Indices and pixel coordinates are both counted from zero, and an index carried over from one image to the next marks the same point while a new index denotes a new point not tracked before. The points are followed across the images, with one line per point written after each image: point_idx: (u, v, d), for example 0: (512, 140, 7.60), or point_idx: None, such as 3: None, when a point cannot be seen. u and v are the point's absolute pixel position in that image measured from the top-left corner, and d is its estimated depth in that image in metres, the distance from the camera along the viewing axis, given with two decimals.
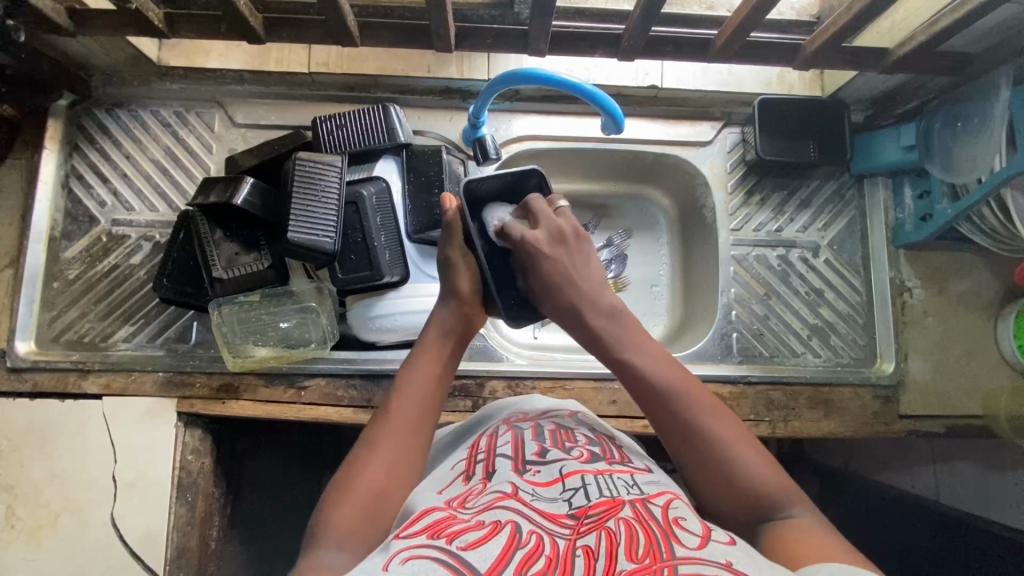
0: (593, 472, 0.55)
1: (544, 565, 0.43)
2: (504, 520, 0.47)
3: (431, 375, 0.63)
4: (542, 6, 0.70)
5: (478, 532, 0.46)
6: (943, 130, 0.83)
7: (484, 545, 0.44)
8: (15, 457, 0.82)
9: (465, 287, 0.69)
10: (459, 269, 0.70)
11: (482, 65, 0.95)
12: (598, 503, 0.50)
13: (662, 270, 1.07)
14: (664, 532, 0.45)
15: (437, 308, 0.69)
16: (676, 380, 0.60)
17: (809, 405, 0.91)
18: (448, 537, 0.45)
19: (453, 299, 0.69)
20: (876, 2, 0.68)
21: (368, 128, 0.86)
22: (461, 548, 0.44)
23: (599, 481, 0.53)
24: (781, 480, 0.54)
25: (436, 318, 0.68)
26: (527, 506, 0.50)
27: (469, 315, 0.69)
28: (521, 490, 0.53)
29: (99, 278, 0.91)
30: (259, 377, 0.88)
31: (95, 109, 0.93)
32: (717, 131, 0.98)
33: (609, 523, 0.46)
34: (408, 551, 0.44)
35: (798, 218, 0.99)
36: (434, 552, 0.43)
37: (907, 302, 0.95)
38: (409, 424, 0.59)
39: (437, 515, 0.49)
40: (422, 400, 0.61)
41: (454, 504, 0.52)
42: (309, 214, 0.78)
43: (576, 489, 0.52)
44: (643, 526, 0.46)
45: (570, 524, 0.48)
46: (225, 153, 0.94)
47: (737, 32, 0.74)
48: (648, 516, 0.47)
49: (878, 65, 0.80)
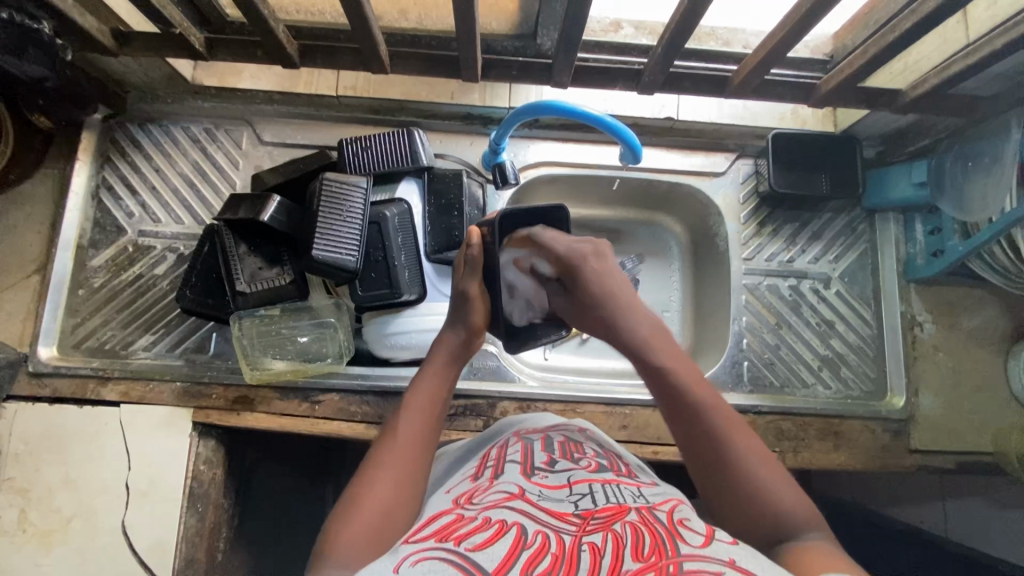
0: (601, 481, 0.56)
1: (550, 562, 0.43)
2: (510, 521, 0.48)
3: (431, 398, 0.64)
4: (568, 41, 0.73)
5: (484, 533, 0.47)
6: (954, 168, 0.84)
7: (491, 546, 0.45)
8: (30, 461, 0.83)
9: (480, 320, 0.71)
10: (475, 303, 0.72)
11: (503, 92, 0.97)
12: (605, 508, 0.51)
13: (674, 296, 1.09)
14: (669, 532, 0.47)
15: (443, 333, 0.71)
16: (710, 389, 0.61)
17: (818, 436, 0.91)
18: (456, 540, 0.46)
19: (465, 329, 0.71)
20: (890, 47, 0.71)
21: (392, 150, 0.88)
22: (469, 549, 0.44)
23: (606, 489, 0.54)
24: (810, 509, 0.54)
25: (443, 341, 0.70)
26: (534, 505, 0.51)
27: (471, 341, 0.71)
28: (528, 491, 0.53)
29: (123, 287, 0.93)
30: (274, 390, 0.89)
31: (128, 123, 0.97)
32: (731, 162, 1.00)
33: (615, 526, 0.47)
34: (417, 555, 0.44)
35: (809, 249, 1.00)
36: (442, 555, 0.44)
37: (918, 337, 0.96)
38: (410, 442, 0.60)
39: (445, 519, 0.50)
40: (426, 418, 0.62)
41: (461, 502, 0.53)
42: (333, 233, 0.80)
43: (583, 494, 0.53)
44: (649, 529, 0.47)
45: (576, 521, 0.49)
46: (251, 169, 0.97)
47: (755, 72, 0.77)
48: (653, 520, 0.49)
49: (891, 105, 0.82)
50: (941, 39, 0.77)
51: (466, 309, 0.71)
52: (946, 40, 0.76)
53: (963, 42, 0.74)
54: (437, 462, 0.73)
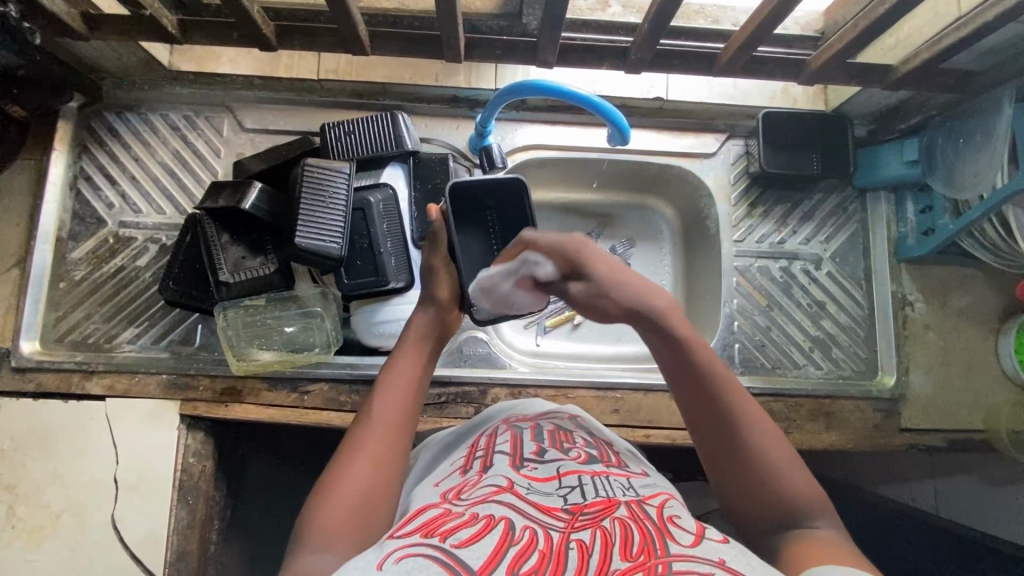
0: (590, 473, 0.55)
1: (537, 560, 0.43)
2: (498, 516, 0.47)
3: (405, 381, 0.63)
4: (551, 18, 0.71)
5: (471, 528, 0.46)
6: (945, 146, 0.84)
7: (477, 543, 0.44)
8: (16, 457, 0.82)
9: (446, 294, 0.71)
10: (440, 276, 0.72)
11: (489, 74, 0.95)
12: (594, 502, 0.50)
13: (666, 279, 1.08)
14: (659, 529, 0.46)
15: (414, 311, 0.70)
16: (728, 379, 0.58)
17: (809, 417, 0.91)
18: (441, 536, 0.45)
19: (432, 304, 0.70)
20: (881, 21, 0.69)
21: (377, 134, 0.87)
22: (454, 546, 0.44)
23: (596, 481, 0.54)
24: (818, 493, 0.53)
25: (415, 321, 0.69)
26: (523, 500, 0.50)
27: (444, 318, 0.70)
28: (517, 484, 0.53)
29: (105, 280, 0.91)
30: (262, 380, 0.88)
31: (105, 112, 0.94)
32: (721, 143, 0.99)
33: (605, 522, 0.47)
34: (402, 550, 0.44)
35: (801, 230, 0.99)
36: (427, 552, 0.43)
37: (909, 316, 0.95)
38: (390, 423, 0.59)
39: (432, 512, 0.50)
40: (404, 398, 0.61)
41: (449, 497, 0.53)
42: (316, 220, 0.78)
43: (572, 487, 0.53)
44: (639, 525, 0.47)
45: (565, 517, 0.48)
46: (233, 157, 0.95)
47: (744, 47, 0.75)
48: (643, 515, 0.48)
49: (882, 81, 0.81)
50: (931, 12, 0.76)
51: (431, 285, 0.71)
52: (937, 13, 0.75)
53: (955, 14, 0.72)
54: (423, 451, 0.72)
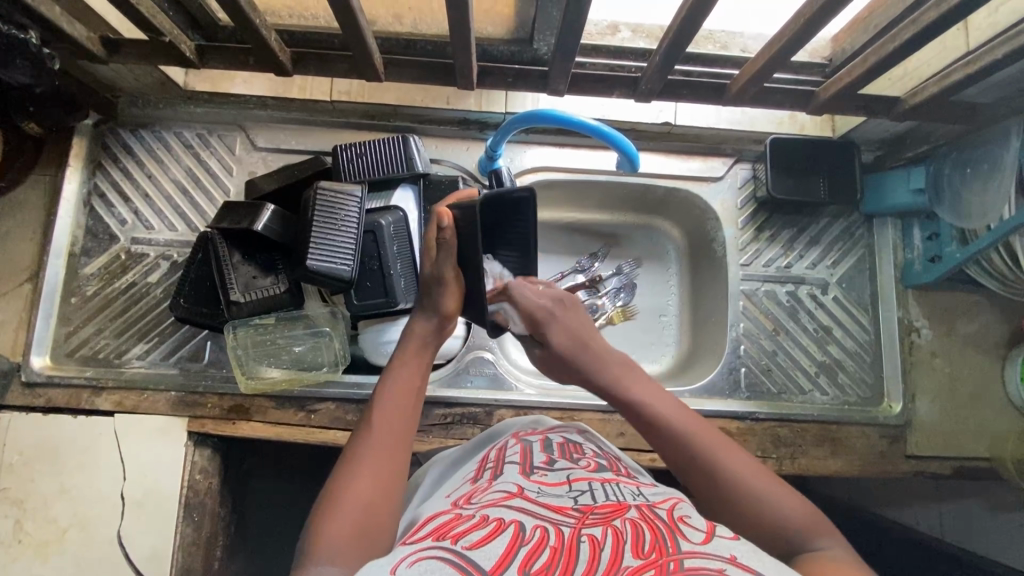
0: (600, 480, 0.56)
1: (549, 557, 0.43)
2: (509, 518, 0.48)
3: (406, 390, 0.63)
4: (564, 49, 0.72)
5: (482, 530, 0.46)
6: (952, 175, 0.84)
7: (489, 543, 0.44)
8: (25, 472, 0.83)
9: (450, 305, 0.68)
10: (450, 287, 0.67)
11: (499, 98, 0.95)
12: (604, 504, 0.51)
13: (671, 300, 1.08)
14: (669, 528, 0.46)
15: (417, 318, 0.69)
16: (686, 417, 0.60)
17: (815, 442, 0.91)
18: (453, 538, 0.46)
19: (436, 314, 0.68)
20: (890, 56, 0.70)
21: (388, 155, 0.88)
22: (466, 547, 0.44)
23: (606, 487, 0.54)
24: (807, 510, 0.53)
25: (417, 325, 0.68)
26: (533, 502, 0.51)
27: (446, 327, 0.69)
28: (527, 489, 0.53)
29: (117, 295, 0.92)
30: (270, 399, 0.89)
31: (119, 129, 0.95)
32: (729, 167, 1.00)
33: (615, 522, 0.47)
34: (415, 555, 0.44)
35: (807, 254, 1.00)
36: (439, 553, 0.43)
37: (914, 343, 0.96)
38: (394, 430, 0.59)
39: (442, 518, 0.50)
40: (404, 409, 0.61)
41: (460, 503, 0.53)
42: (328, 243, 0.79)
43: (583, 491, 0.53)
44: (649, 525, 0.47)
45: (576, 515, 0.49)
46: (245, 176, 0.96)
47: (753, 79, 0.76)
48: (653, 516, 0.49)
49: (889, 112, 0.81)
50: (941, 45, 0.76)
51: (438, 293, 0.68)
52: (946, 47, 0.75)
53: (964, 49, 0.73)
54: (432, 467, 0.72)
